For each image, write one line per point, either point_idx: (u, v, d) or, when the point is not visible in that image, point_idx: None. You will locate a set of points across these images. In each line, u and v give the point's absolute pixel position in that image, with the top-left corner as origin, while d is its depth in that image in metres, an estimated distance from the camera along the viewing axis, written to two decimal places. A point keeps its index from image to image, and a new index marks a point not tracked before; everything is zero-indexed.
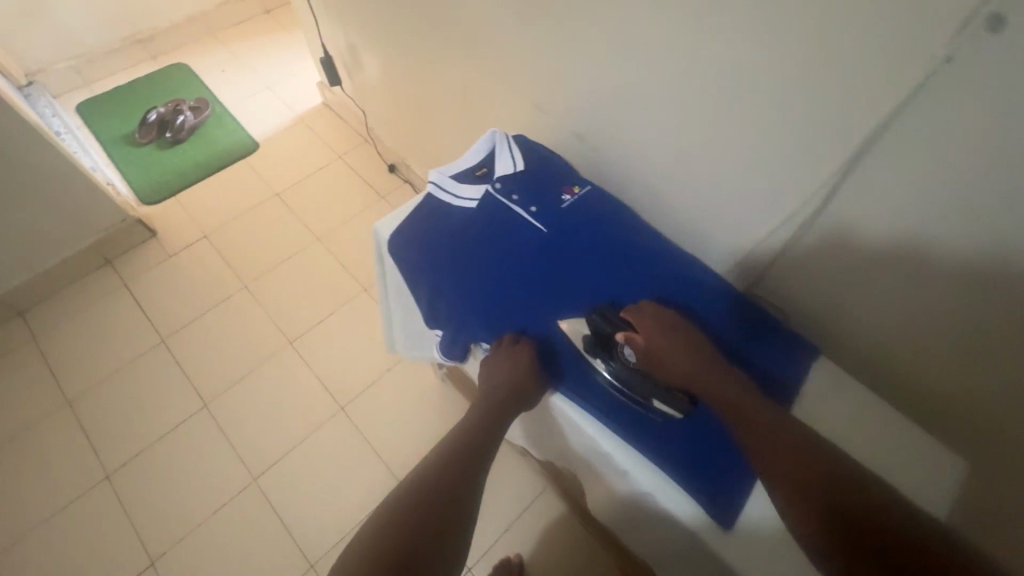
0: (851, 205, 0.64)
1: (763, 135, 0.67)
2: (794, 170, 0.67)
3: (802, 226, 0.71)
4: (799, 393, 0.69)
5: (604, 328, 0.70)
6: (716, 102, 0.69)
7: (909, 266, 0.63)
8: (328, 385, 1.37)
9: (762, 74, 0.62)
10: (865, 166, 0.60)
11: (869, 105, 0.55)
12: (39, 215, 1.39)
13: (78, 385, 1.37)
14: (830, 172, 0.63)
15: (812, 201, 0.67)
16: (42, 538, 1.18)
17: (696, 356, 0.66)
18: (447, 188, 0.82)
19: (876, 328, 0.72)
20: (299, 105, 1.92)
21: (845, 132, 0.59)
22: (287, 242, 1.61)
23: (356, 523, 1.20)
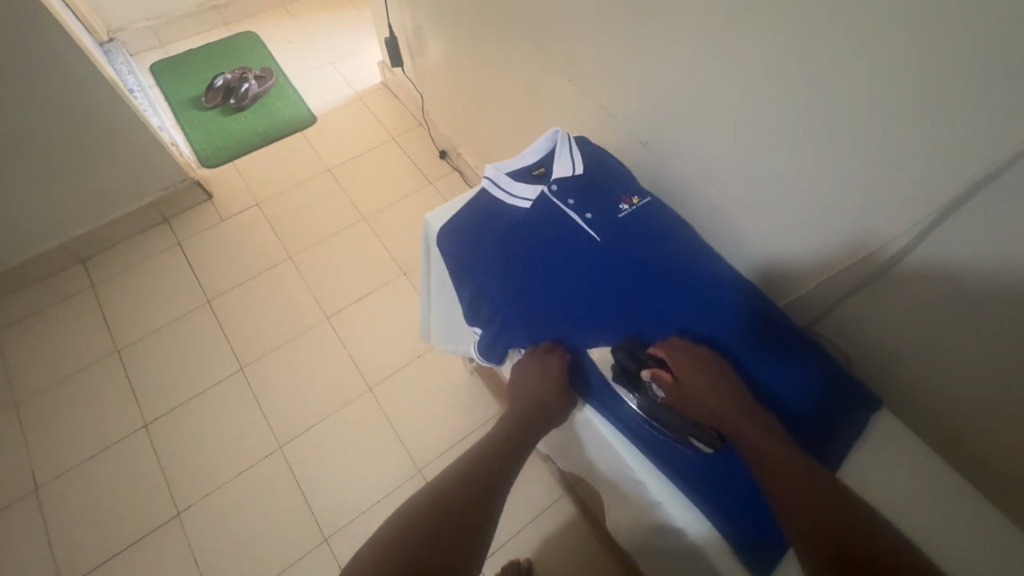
0: (942, 251, 0.59)
1: (848, 167, 0.62)
2: (879, 208, 0.62)
3: (880, 267, 0.66)
4: (852, 444, 0.65)
5: (629, 362, 0.69)
6: (800, 126, 0.65)
7: (1002, 323, 0.57)
8: (360, 364, 1.39)
9: (859, 101, 0.57)
10: (966, 211, 0.55)
11: (985, 146, 0.50)
12: (108, 168, 1.45)
13: (128, 334, 1.44)
14: (923, 214, 0.58)
15: (897, 241, 0.62)
16: (81, 475, 1.25)
17: (726, 393, 0.63)
18: (502, 186, 0.79)
19: (949, 382, 0.67)
20: (359, 83, 1.94)
21: (946, 173, 0.54)
22: (334, 218, 1.63)
23: (372, 504, 1.22)
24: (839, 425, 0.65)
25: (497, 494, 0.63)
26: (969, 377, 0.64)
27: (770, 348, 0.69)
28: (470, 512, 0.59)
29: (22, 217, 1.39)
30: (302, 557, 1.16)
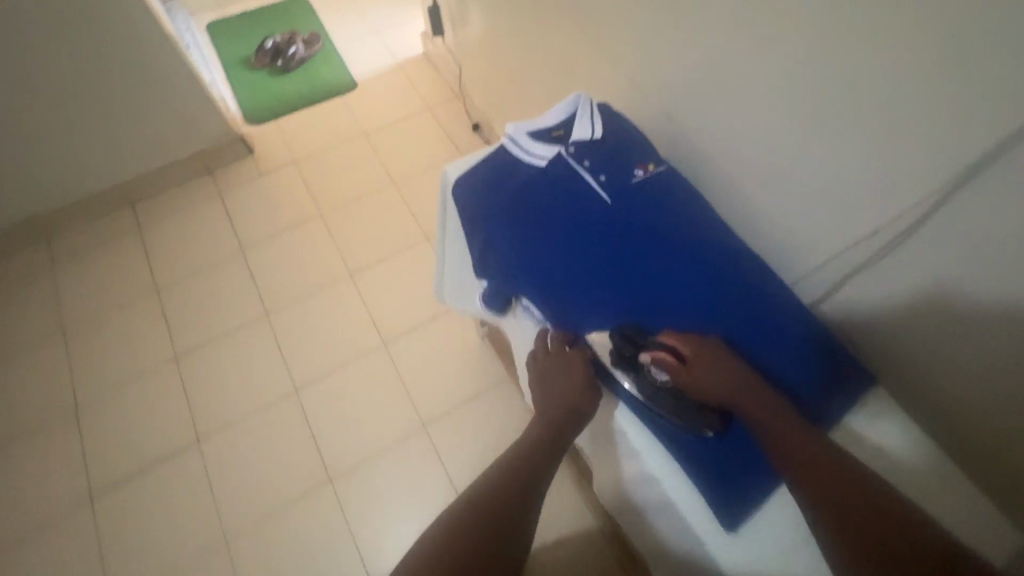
0: (946, 229, 0.60)
1: (862, 143, 0.63)
2: (889, 185, 0.62)
3: (885, 247, 0.67)
4: (826, 416, 0.68)
5: (627, 347, 0.69)
6: (818, 99, 0.65)
7: (1002, 303, 0.58)
8: (377, 320, 1.44)
9: (877, 71, 0.58)
10: (972, 187, 0.56)
11: (995, 118, 0.51)
12: (160, 117, 1.53)
13: (166, 274, 1.53)
14: (930, 190, 0.59)
15: (903, 218, 0.63)
16: (117, 398, 1.35)
17: (723, 370, 0.64)
18: (521, 144, 0.81)
19: (948, 364, 0.67)
20: (402, 52, 1.98)
21: (956, 148, 0.55)
22: (366, 180, 1.68)
23: (377, 452, 1.27)
24: (823, 393, 0.68)
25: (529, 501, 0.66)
26: (966, 360, 0.65)
27: (768, 322, 0.70)
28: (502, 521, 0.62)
29: (81, 156, 1.50)
30: (309, 493, 1.23)
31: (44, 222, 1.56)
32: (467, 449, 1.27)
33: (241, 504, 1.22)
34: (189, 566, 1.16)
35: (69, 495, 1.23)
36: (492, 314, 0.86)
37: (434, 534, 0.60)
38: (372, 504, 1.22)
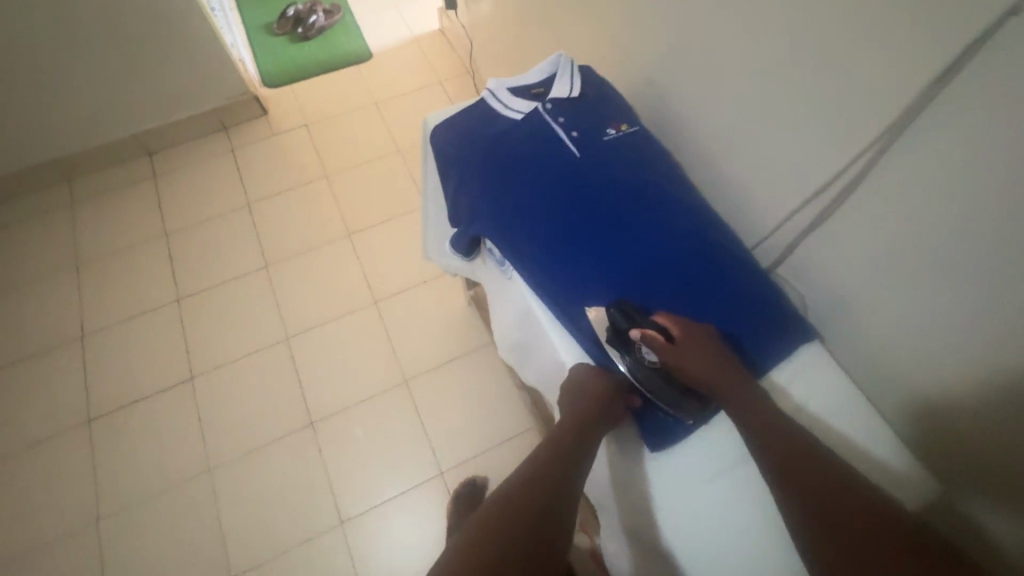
0: (886, 180, 0.63)
1: (818, 97, 0.68)
2: (840, 138, 0.67)
3: (834, 201, 0.70)
4: (762, 372, 0.69)
5: (621, 322, 0.67)
6: (782, 53, 0.70)
7: (931, 254, 0.61)
8: (371, 279, 1.49)
9: (830, 22, 0.63)
10: (908, 134, 0.60)
11: (925, 63, 0.55)
12: (181, 71, 1.60)
13: (176, 222, 1.60)
14: (872, 138, 0.63)
15: (849, 171, 0.67)
16: (120, 332, 1.42)
17: (707, 352, 0.65)
18: (500, 97, 0.86)
19: (888, 327, 0.69)
20: (419, 27, 2.02)
21: (896, 93, 0.59)
22: (372, 147, 1.73)
23: (358, 402, 1.32)
24: (761, 346, 0.69)
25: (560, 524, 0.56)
26: (904, 316, 0.66)
27: (718, 282, 0.71)
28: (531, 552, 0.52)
29: (105, 103, 1.58)
30: (291, 433, 1.29)
31: (69, 163, 1.65)
32: (444, 406, 1.31)
33: (226, 438, 1.28)
34: (173, 490, 1.23)
35: (70, 415, 1.31)
36: (461, 259, 0.91)
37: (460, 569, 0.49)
38: (348, 448, 1.27)
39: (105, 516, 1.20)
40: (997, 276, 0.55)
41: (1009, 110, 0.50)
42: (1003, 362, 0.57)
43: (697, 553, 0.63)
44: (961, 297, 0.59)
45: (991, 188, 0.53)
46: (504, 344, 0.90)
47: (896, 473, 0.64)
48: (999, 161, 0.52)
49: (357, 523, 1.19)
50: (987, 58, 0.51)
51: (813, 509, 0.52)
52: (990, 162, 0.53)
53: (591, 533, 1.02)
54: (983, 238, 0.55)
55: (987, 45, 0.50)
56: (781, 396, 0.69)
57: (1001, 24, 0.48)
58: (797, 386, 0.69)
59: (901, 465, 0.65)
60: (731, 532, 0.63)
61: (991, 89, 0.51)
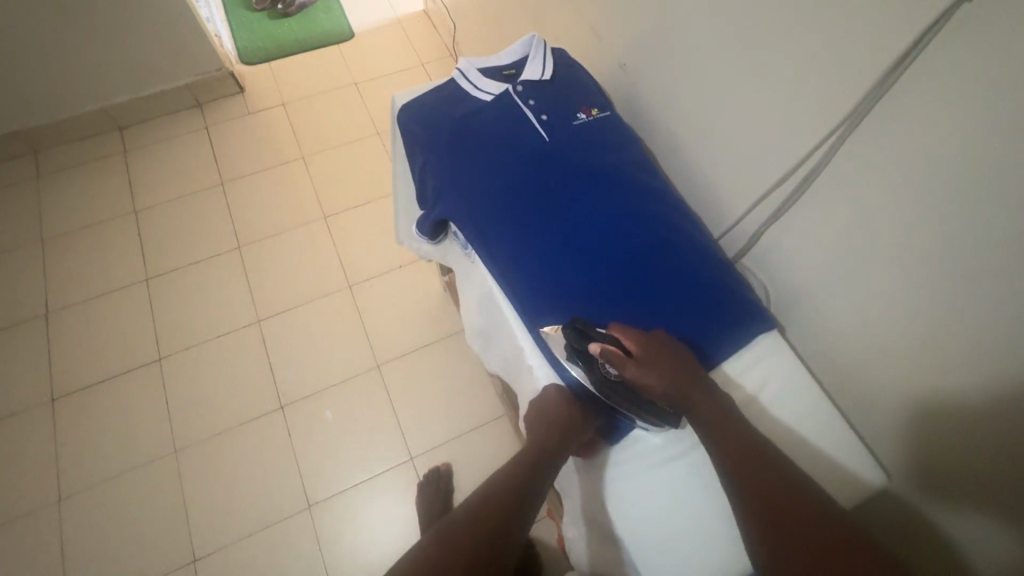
0: (850, 167, 0.63)
1: (784, 84, 0.68)
2: (804, 126, 0.67)
3: (798, 188, 0.70)
4: (722, 362, 0.69)
5: (578, 341, 0.65)
6: (750, 40, 0.70)
7: (891, 243, 0.61)
8: (345, 263, 1.47)
9: (796, 7, 0.63)
10: (867, 124, 0.60)
11: (886, 48, 0.55)
12: (153, 42, 1.55)
13: (146, 199, 1.56)
14: (835, 125, 0.62)
15: (811, 156, 0.67)
16: (87, 310, 1.39)
17: (666, 361, 0.62)
18: (470, 78, 0.85)
19: (847, 320, 0.70)
20: (402, 7, 1.98)
21: (857, 82, 0.59)
22: (351, 128, 1.70)
23: (329, 386, 1.31)
24: (719, 333, 0.69)
25: (522, 521, 0.57)
26: (865, 306, 0.67)
27: (679, 277, 0.70)
28: (493, 544, 0.53)
29: (70, 72, 1.52)
30: (259, 416, 1.27)
31: (34, 134, 1.60)
32: (416, 392, 1.31)
33: (193, 418, 1.27)
34: (136, 470, 1.21)
35: (32, 393, 1.28)
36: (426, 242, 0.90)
37: (428, 546, 0.52)
38: (318, 431, 1.26)
39: (67, 497, 1.18)
40: (948, 268, 0.56)
41: (967, 97, 0.50)
42: (953, 349, 0.58)
43: (648, 534, 0.64)
44: (913, 288, 0.60)
45: (947, 178, 0.54)
46: (468, 328, 0.89)
47: (847, 457, 0.66)
48: (955, 149, 0.52)
49: (325, 507, 1.18)
50: (946, 43, 0.51)
51: (758, 499, 0.52)
52: (946, 150, 0.53)
53: (558, 520, 1.02)
54: (937, 229, 0.56)
55: (946, 30, 0.50)
56: (741, 383, 0.69)
57: (955, 12, 0.49)
58: (758, 375, 0.69)
59: (852, 450, 0.66)
60: (677, 520, 0.63)
61: (950, 75, 0.51)
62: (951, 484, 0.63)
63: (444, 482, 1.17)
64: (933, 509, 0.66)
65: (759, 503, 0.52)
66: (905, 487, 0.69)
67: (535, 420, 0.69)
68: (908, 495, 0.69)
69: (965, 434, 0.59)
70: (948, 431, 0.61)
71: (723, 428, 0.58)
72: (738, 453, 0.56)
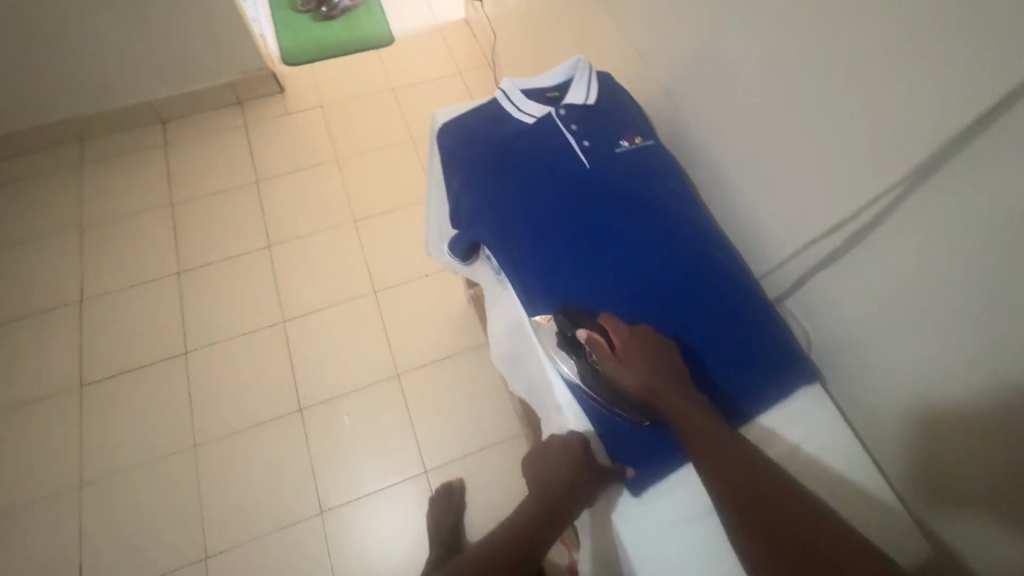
0: (913, 219, 0.60)
1: (842, 129, 0.64)
2: (861, 176, 0.64)
3: (856, 235, 0.67)
4: (760, 412, 0.67)
5: (566, 326, 0.66)
6: (808, 81, 0.67)
7: (951, 298, 0.58)
8: (371, 268, 1.47)
9: (863, 55, 0.60)
10: (931, 182, 0.57)
11: (961, 102, 0.52)
12: (199, 40, 1.59)
13: (183, 193, 1.59)
14: (897, 178, 0.60)
15: (872, 204, 0.63)
16: (119, 299, 1.42)
17: (650, 359, 0.61)
18: (512, 99, 0.83)
19: (898, 377, 0.67)
20: (443, 15, 1.98)
21: (923, 138, 0.56)
22: (385, 133, 1.71)
23: (348, 391, 1.31)
24: (731, 352, 0.67)
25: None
26: (920, 360, 0.64)
27: (701, 302, 0.68)
28: None
29: (120, 66, 1.57)
30: (278, 417, 1.28)
31: (82, 124, 1.65)
32: (433, 403, 1.30)
33: (214, 414, 1.28)
34: (155, 462, 1.23)
35: (62, 378, 1.31)
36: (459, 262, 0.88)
37: None
38: (334, 435, 1.26)
39: (87, 484, 1.20)
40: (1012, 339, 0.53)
41: None
42: (1012, 416, 0.55)
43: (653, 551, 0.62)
44: (970, 353, 0.58)
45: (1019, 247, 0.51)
46: (495, 350, 0.87)
47: (885, 527, 0.62)
48: None
49: (338, 514, 1.18)
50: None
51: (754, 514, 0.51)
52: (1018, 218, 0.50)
53: (571, 551, 1.00)
54: (1005, 295, 0.53)
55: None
56: (776, 437, 0.66)
57: None
58: (793, 425, 0.67)
59: (891, 519, 0.63)
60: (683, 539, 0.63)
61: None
62: (962, 503, 0.63)
63: (456, 499, 1.16)
64: (937, 519, 0.67)
65: (759, 514, 0.50)
66: (909, 495, 0.70)
67: (538, 465, 0.67)
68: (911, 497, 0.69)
69: (978, 454, 0.59)
70: (971, 454, 0.60)
71: (712, 442, 0.56)
72: (737, 469, 0.53)
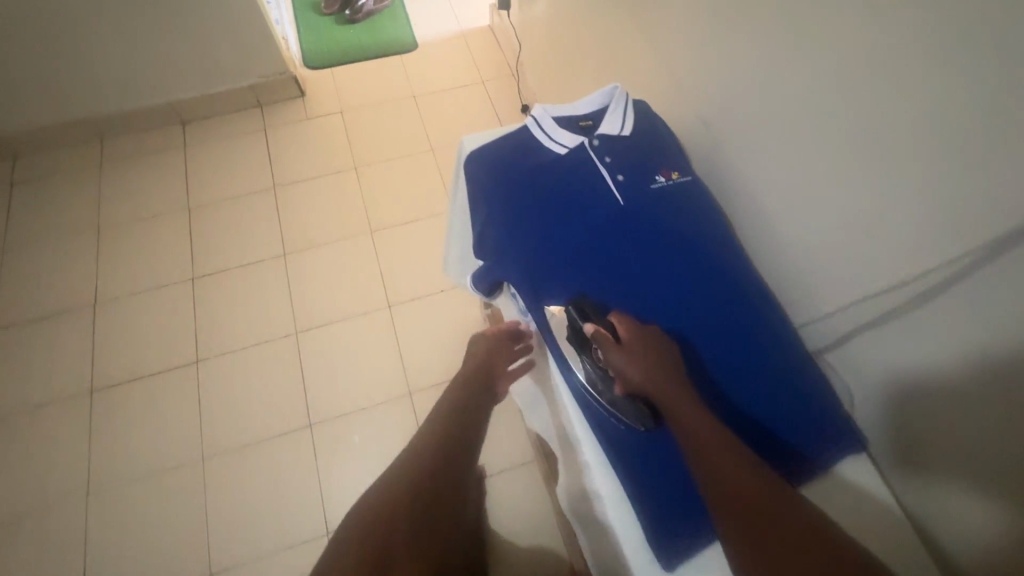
0: (979, 289, 0.55)
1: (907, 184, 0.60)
2: (928, 237, 0.59)
3: (916, 298, 0.62)
4: (799, 479, 0.63)
5: (576, 318, 0.65)
6: (871, 129, 0.63)
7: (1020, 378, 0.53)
8: (387, 282, 1.45)
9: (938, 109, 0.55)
10: (1007, 257, 0.52)
11: None
12: (222, 42, 1.57)
13: (199, 197, 1.58)
14: (972, 245, 0.55)
15: (926, 263, 0.59)
16: (133, 303, 1.41)
17: (652, 359, 0.60)
18: (544, 127, 0.80)
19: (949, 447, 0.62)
20: (468, 21, 1.95)
21: (1006, 207, 0.51)
22: (405, 142, 1.68)
23: (359, 408, 1.29)
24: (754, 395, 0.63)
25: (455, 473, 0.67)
26: (952, 393, 0.60)
27: (737, 346, 0.65)
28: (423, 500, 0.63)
29: (142, 66, 1.56)
30: (287, 433, 1.26)
31: (102, 122, 1.64)
32: None
33: (224, 427, 1.26)
34: (163, 473, 1.22)
35: (74, 382, 1.30)
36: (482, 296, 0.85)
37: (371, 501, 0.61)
38: (343, 453, 1.24)
39: (95, 492, 1.19)
40: None
41: None
42: None
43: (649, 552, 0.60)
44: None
45: None
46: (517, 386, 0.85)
47: None
48: None
49: None
50: None
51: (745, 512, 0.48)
52: None
53: None
54: None
55: None
56: None
57: None
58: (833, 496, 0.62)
59: None
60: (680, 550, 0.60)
61: None
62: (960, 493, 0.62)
63: None
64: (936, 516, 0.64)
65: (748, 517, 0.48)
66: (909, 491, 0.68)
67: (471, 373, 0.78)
68: (913, 506, 0.67)
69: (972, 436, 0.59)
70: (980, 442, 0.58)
71: (706, 446, 0.52)
72: (730, 470, 0.51)
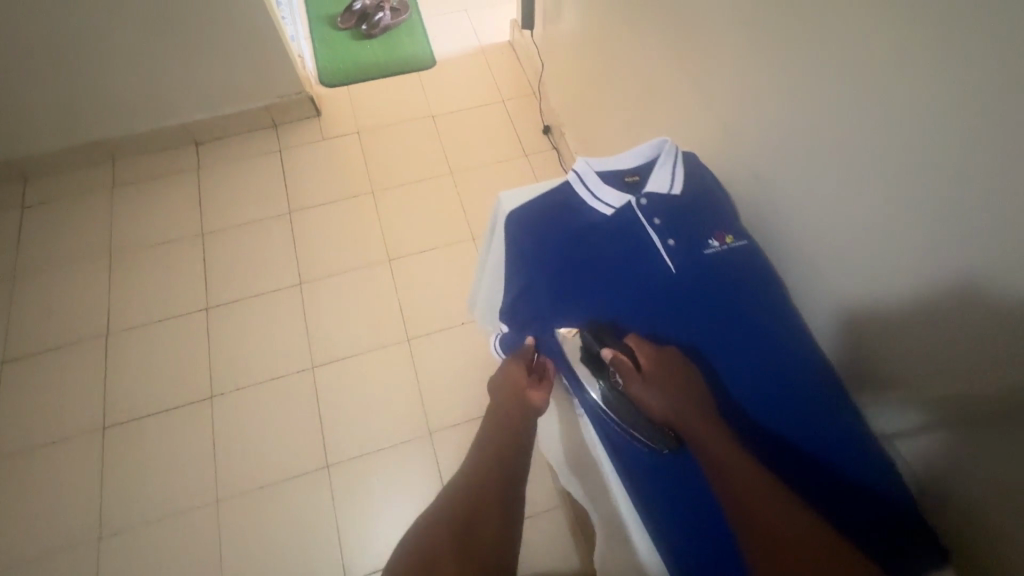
0: None
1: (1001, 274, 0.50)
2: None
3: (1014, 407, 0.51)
4: None
5: (593, 344, 0.64)
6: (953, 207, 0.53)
7: None
8: (406, 315, 1.40)
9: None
10: None
11: None
12: (237, 63, 1.53)
13: (214, 222, 1.54)
14: None
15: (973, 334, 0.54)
16: (145, 335, 1.37)
17: (675, 384, 0.58)
18: (587, 184, 0.74)
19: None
20: (488, 38, 1.89)
21: None
22: (424, 165, 1.63)
23: (377, 449, 1.24)
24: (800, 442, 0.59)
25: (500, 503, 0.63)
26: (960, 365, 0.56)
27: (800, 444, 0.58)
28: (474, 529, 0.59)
29: (154, 87, 1.52)
30: (302, 475, 1.22)
31: (115, 144, 1.60)
32: None
33: (238, 468, 1.22)
34: (175, 516, 1.18)
35: (84, 419, 1.27)
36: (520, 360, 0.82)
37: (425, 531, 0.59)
38: (360, 497, 1.19)
39: (106, 536, 1.16)
40: None
41: None
42: None
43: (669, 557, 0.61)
44: None
45: None
46: (558, 451, 0.83)
47: None
48: None
49: None
50: None
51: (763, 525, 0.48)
52: None
53: None
54: None
55: None
56: None
57: None
58: None
59: None
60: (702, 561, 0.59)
61: None
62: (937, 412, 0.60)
63: None
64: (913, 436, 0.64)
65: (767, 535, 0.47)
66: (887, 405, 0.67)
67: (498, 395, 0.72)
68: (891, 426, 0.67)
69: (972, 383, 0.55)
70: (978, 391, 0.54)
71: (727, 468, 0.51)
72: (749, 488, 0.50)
